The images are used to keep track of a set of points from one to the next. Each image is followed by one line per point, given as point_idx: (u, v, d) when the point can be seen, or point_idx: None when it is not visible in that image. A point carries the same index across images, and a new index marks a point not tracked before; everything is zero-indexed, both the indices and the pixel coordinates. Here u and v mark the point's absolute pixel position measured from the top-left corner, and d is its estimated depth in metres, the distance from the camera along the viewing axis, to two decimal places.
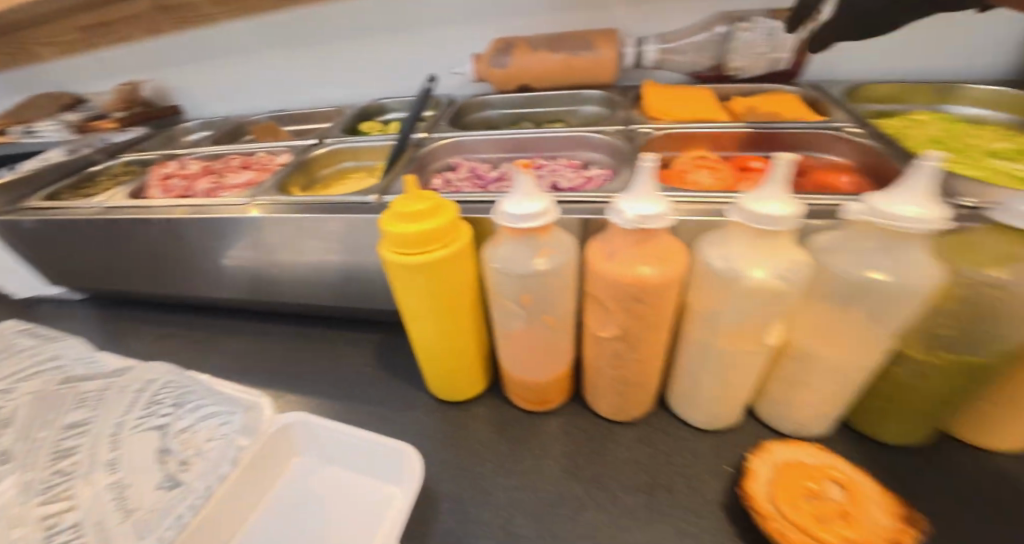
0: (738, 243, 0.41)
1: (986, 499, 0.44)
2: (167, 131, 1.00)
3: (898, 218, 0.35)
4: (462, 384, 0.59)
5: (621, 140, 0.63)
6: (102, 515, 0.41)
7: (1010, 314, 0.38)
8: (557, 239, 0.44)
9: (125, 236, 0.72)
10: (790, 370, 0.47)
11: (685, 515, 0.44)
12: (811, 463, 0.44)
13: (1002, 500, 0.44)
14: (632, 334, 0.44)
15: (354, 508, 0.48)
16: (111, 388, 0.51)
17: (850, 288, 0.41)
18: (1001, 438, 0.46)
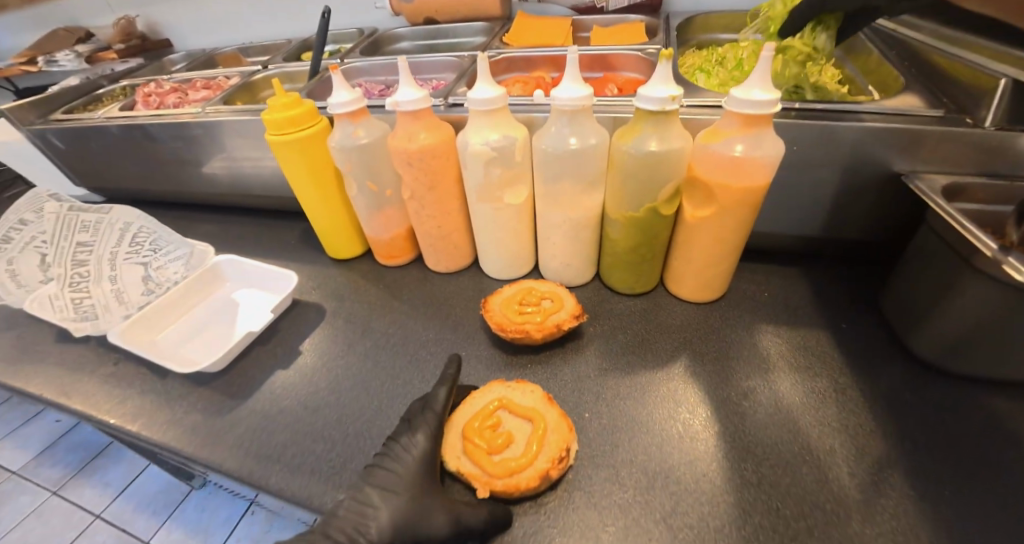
0: (475, 120, 0.57)
1: (663, 324, 0.64)
2: (156, 63, 1.28)
3: (561, 97, 0.52)
4: (345, 245, 0.83)
5: (467, 60, 0.79)
6: (107, 302, 0.75)
7: (654, 174, 0.55)
8: (369, 122, 0.65)
9: (126, 141, 1.00)
10: (543, 229, 0.66)
11: (459, 319, 0.68)
12: (541, 288, 0.64)
13: (672, 324, 0.64)
14: (421, 195, 0.65)
15: (256, 310, 0.75)
16: (104, 222, 0.78)
17: (557, 158, 0.57)
18: (689, 283, 0.65)
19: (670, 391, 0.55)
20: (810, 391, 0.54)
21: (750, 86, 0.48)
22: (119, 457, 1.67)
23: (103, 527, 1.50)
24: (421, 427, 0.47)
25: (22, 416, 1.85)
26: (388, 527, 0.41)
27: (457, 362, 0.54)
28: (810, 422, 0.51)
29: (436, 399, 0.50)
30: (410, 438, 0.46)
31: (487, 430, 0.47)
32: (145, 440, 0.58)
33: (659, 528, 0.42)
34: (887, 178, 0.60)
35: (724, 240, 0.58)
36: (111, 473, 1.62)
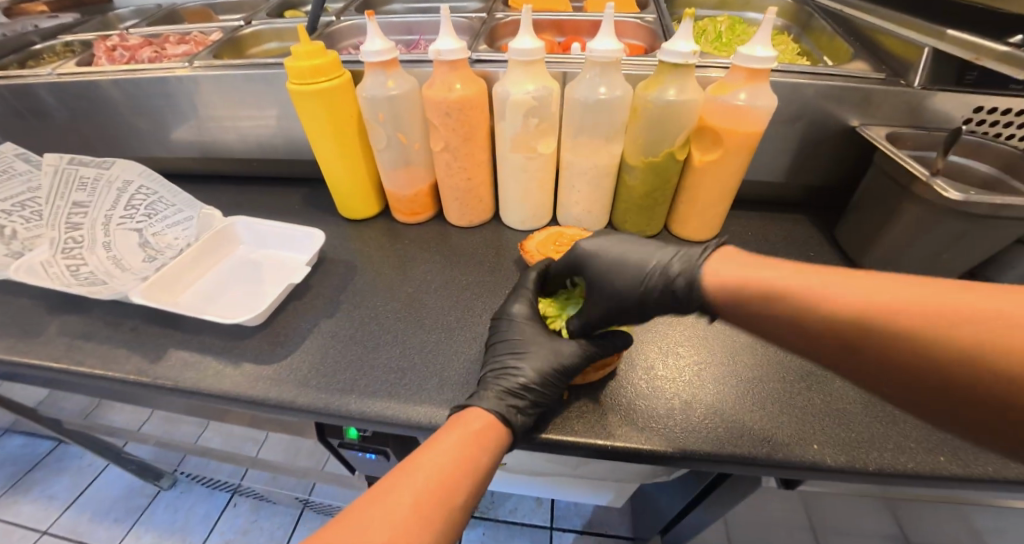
0: (514, 71, 0.62)
1: None
2: (99, 18, 1.15)
3: (597, 49, 0.59)
4: (362, 205, 0.84)
5: (478, 22, 0.83)
6: (106, 267, 0.71)
7: (674, 122, 0.64)
8: (401, 74, 0.67)
9: (90, 101, 0.92)
10: (567, 178, 0.73)
11: (491, 264, 0.73)
12: (568, 230, 0.71)
13: None
14: (453, 146, 0.69)
15: (278, 268, 0.75)
16: (100, 180, 0.74)
17: (589, 107, 0.64)
18: (693, 224, 0.75)
19: (687, 306, 0.65)
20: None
21: (755, 45, 0.57)
22: (64, 466, 1.52)
23: (55, 540, 1.37)
24: (523, 294, 0.59)
25: None
26: (535, 371, 0.50)
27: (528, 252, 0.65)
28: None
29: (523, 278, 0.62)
30: (516, 305, 0.58)
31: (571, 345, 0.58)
32: (198, 392, 0.59)
33: (700, 400, 0.53)
34: (842, 130, 0.74)
35: (727, 181, 0.68)
36: (57, 484, 1.48)
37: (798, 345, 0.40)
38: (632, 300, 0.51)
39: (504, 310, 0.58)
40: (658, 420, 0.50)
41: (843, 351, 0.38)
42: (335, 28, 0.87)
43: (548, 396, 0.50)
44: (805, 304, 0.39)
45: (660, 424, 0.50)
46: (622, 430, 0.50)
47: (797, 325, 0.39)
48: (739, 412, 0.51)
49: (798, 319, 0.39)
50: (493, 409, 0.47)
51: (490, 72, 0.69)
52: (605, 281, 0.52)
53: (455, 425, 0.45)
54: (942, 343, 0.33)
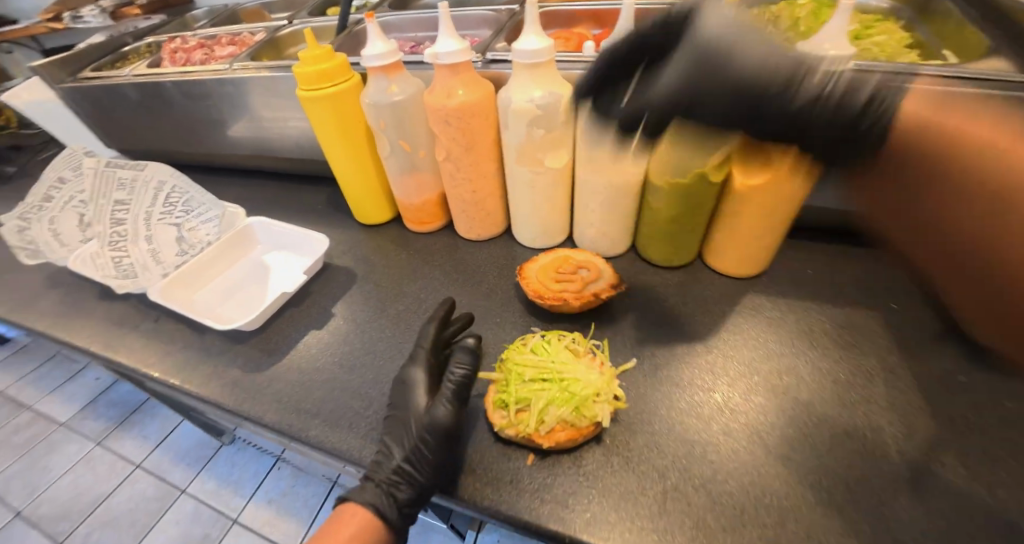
0: (519, 75, 0.54)
1: (710, 293, 0.61)
2: (179, 18, 1.23)
3: (615, 50, 0.49)
4: (374, 211, 0.81)
5: (505, 15, 0.75)
6: (144, 260, 0.76)
7: (706, 138, 0.52)
8: (405, 78, 0.62)
9: (156, 100, 0.99)
10: (582, 194, 0.64)
11: (491, 285, 0.67)
12: (576, 257, 0.62)
13: (719, 294, 0.61)
14: (456, 156, 0.63)
15: (287, 271, 0.75)
16: (138, 180, 0.78)
17: (605, 115, 0.54)
18: (734, 261, 0.61)
19: (704, 362, 0.52)
20: (869, 361, 0.50)
21: (823, 41, 0.42)
22: (158, 412, 1.64)
23: (143, 476, 1.47)
24: (416, 354, 0.50)
25: (45, 353, 1.86)
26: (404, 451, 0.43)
27: (448, 302, 0.55)
28: (856, 400, 0.46)
29: (424, 335, 0.52)
30: (406, 367, 0.49)
31: (522, 412, 0.44)
32: (190, 394, 0.60)
33: (699, 496, 0.40)
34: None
35: (775, 212, 0.54)
36: (150, 428, 1.59)
37: (920, 177, 0.37)
38: (767, 91, 0.40)
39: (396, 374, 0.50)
40: (636, 517, 0.39)
41: (965, 220, 0.35)
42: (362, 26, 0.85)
43: (422, 478, 0.42)
44: (946, 156, 0.35)
45: (635, 519, 0.39)
46: (589, 523, 0.39)
47: (947, 155, 0.35)
48: (749, 523, 0.38)
49: (927, 162, 0.36)
50: (370, 504, 0.42)
51: (500, 75, 0.61)
52: (726, 54, 0.41)
53: (337, 532, 0.40)
54: (932, 155, 0.36)
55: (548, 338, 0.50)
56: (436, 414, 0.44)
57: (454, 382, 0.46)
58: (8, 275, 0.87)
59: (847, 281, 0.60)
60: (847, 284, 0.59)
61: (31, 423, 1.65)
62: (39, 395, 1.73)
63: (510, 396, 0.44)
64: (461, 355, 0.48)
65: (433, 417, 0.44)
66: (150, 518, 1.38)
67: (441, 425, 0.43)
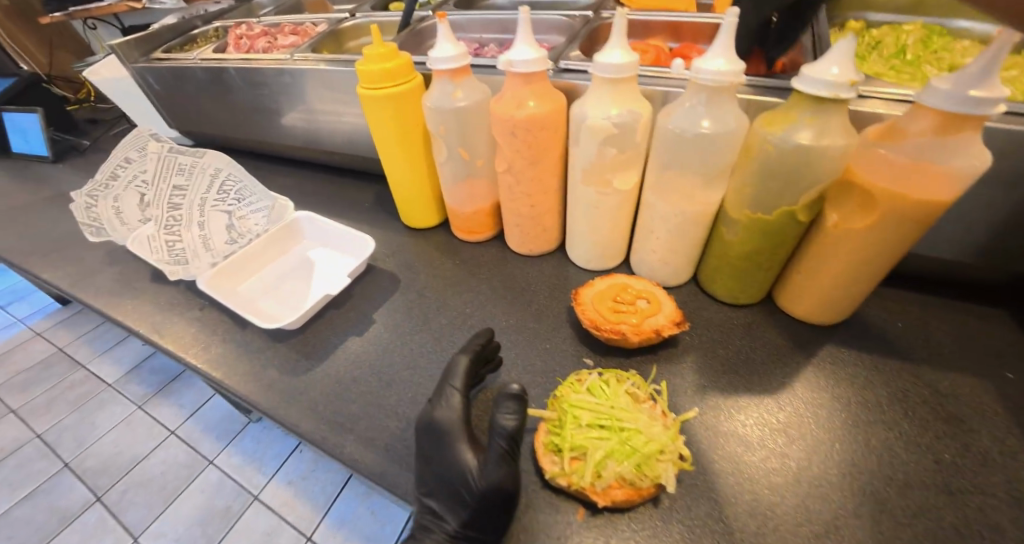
0: (597, 90, 0.50)
1: (782, 340, 0.55)
2: (246, 5, 1.25)
3: (708, 70, 0.45)
4: (422, 215, 0.79)
5: (579, 21, 0.71)
6: (195, 247, 0.76)
7: (800, 173, 0.47)
8: (471, 83, 0.59)
9: (217, 85, 1.00)
10: (647, 219, 0.59)
11: (540, 305, 0.63)
12: (635, 286, 0.58)
13: (792, 341, 0.55)
14: (517, 169, 0.59)
15: (332, 270, 0.74)
16: (197, 166, 0.79)
17: (686, 139, 0.50)
18: (812, 308, 0.55)
19: (774, 421, 0.47)
20: (977, 441, 0.43)
21: (961, 81, 0.37)
22: (193, 383, 1.69)
23: (176, 443, 1.52)
24: (448, 396, 0.46)
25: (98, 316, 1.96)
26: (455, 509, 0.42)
27: (484, 334, 0.52)
28: (963, 490, 0.40)
29: (456, 370, 0.49)
30: (437, 413, 0.45)
31: (576, 460, 0.40)
32: (229, 390, 0.59)
33: None
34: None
35: (871, 261, 0.48)
36: (185, 397, 1.65)
37: None
38: None
39: (425, 418, 0.46)
40: None
41: None
42: (426, 23, 0.82)
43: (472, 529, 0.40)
44: None
45: None
46: None
47: None
48: None
49: None
50: None
51: (572, 86, 0.58)
52: None
53: None
54: None
55: (606, 378, 0.46)
56: (493, 477, 0.41)
57: (506, 440, 0.42)
58: (72, 248, 0.90)
59: (946, 341, 0.53)
60: (946, 345, 0.52)
61: (82, 380, 1.72)
62: (91, 355, 1.82)
63: (563, 442, 0.40)
64: (507, 404, 0.43)
65: (490, 479, 0.41)
66: (181, 484, 1.41)
67: (499, 490, 0.40)
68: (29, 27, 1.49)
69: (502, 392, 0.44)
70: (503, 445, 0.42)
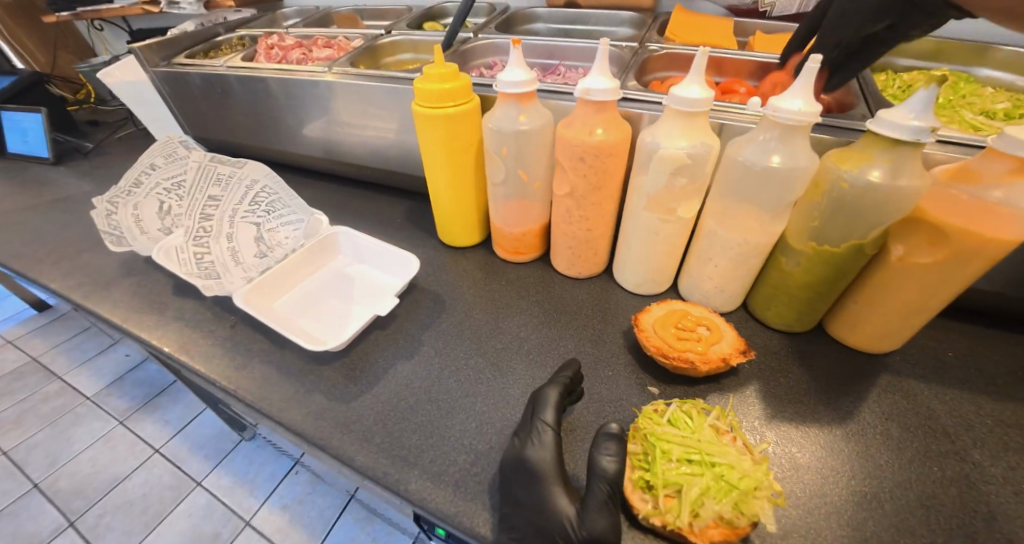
0: (670, 121, 0.51)
1: (841, 371, 0.56)
2: (269, 15, 1.24)
3: (789, 108, 0.46)
4: (464, 235, 0.78)
5: (628, 52, 0.72)
6: (224, 259, 0.73)
7: (871, 209, 0.48)
8: (536, 108, 0.59)
9: (244, 94, 0.98)
10: (705, 248, 0.60)
11: (593, 331, 0.62)
12: (695, 313, 0.58)
13: (851, 372, 0.56)
14: (577, 193, 0.59)
15: (372, 289, 0.72)
16: (234, 176, 0.77)
17: (758, 172, 0.51)
18: (867, 339, 0.56)
19: (851, 454, 0.47)
20: None
21: None
22: (181, 398, 1.61)
23: (161, 462, 1.43)
24: (540, 433, 0.46)
25: (81, 324, 1.87)
26: None
27: (573, 366, 0.52)
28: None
29: (545, 403, 0.48)
30: (530, 450, 0.44)
31: (668, 495, 0.39)
32: (272, 414, 0.56)
33: None
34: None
35: (935, 296, 0.49)
36: (172, 413, 1.56)
37: None
38: None
39: (515, 454, 0.45)
40: None
41: None
42: (471, 45, 0.83)
43: None
44: None
45: None
46: None
47: None
48: None
49: None
50: None
51: (636, 116, 0.58)
52: None
53: None
54: None
55: (686, 410, 0.46)
56: (595, 526, 0.39)
57: (608, 484, 0.40)
58: (82, 256, 0.85)
59: (999, 372, 0.54)
60: (999, 376, 0.54)
61: (58, 393, 1.62)
62: (69, 365, 1.71)
63: (656, 477, 0.40)
64: (608, 444, 0.42)
65: (591, 528, 0.39)
66: (165, 507, 1.33)
67: (603, 540, 0.39)
68: (32, 24, 1.44)
69: (601, 432, 0.43)
70: (605, 491, 0.40)
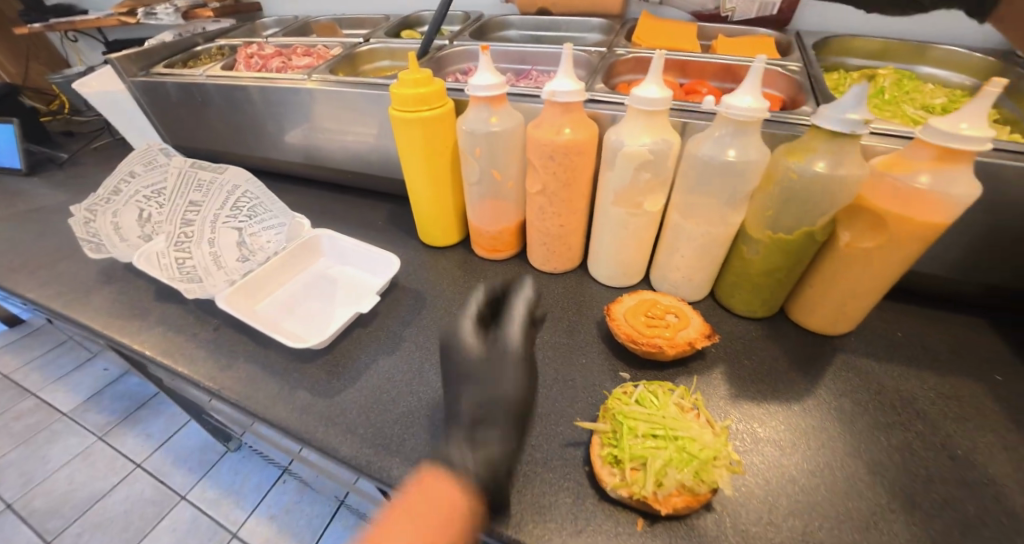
0: (632, 119, 0.54)
1: (800, 352, 0.59)
2: (248, 25, 1.25)
3: (740, 105, 0.49)
4: (443, 234, 0.80)
5: (597, 56, 0.75)
6: (206, 264, 0.74)
7: (818, 197, 0.52)
8: (507, 110, 0.62)
9: (224, 103, 0.99)
10: (672, 240, 0.63)
11: (568, 322, 0.65)
12: (664, 301, 0.61)
13: (809, 353, 0.59)
14: (548, 190, 0.62)
15: (354, 289, 0.74)
16: (214, 182, 0.78)
17: (715, 166, 0.54)
18: (824, 322, 0.60)
19: (807, 428, 0.50)
20: (981, 438, 0.48)
21: (956, 120, 0.43)
22: (162, 410, 1.58)
23: (142, 477, 1.41)
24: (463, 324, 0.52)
25: (57, 339, 1.83)
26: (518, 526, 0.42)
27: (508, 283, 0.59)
28: (980, 481, 0.45)
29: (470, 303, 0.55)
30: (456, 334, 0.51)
31: (635, 468, 0.42)
32: (255, 411, 0.58)
33: None
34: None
35: (880, 277, 0.53)
36: (153, 426, 1.54)
37: None
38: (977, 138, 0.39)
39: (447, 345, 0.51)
40: None
41: None
42: (446, 52, 0.86)
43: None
44: None
45: None
46: None
47: None
48: None
49: None
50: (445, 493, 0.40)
51: (602, 116, 0.61)
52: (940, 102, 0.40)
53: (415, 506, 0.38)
54: None
55: (652, 390, 0.48)
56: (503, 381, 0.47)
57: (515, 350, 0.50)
58: (60, 265, 0.85)
59: (941, 348, 0.58)
60: (943, 352, 0.58)
61: (33, 410, 1.58)
62: (44, 382, 1.68)
63: (623, 452, 0.42)
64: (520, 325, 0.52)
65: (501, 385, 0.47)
66: (147, 523, 1.31)
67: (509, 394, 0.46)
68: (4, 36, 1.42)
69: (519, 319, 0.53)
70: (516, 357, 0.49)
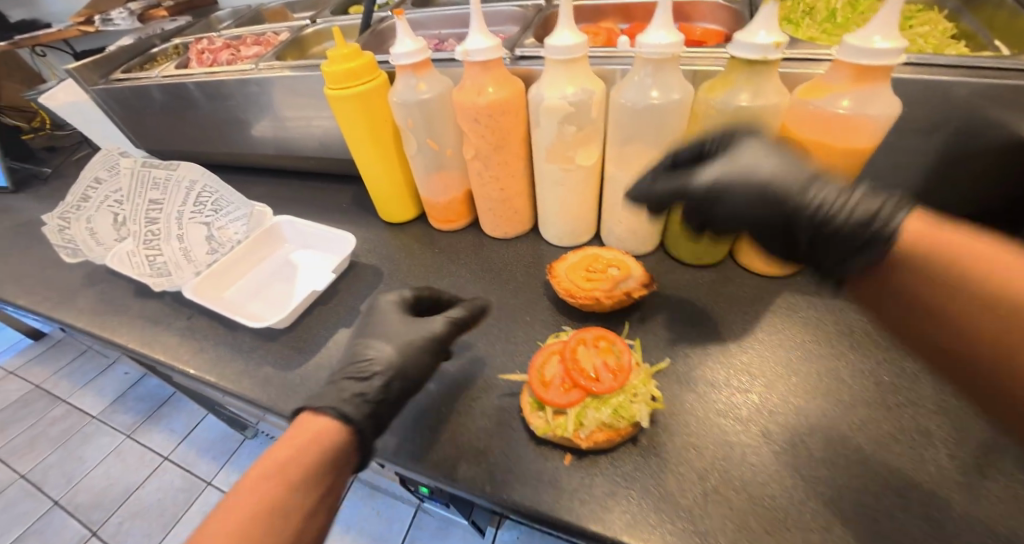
0: (552, 71, 0.53)
1: (745, 293, 0.60)
2: (203, 18, 1.25)
3: (651, 44, 0.48)
4: (400, 210, 0.82)
5: (532, 11, 0.74)
6: (178, 260, 0.77)
7: None
8: (432, 76, 0.61)
9: (182, 101, 1.00)
10: (611, 193, 0.63)
11: (518, 284, 0.66)
12: (605, 255, 0.62)
13: (751, 294, 0.59)
14: (484, 155, 0.62)
15: (316, 270, 0.76)
16: (172, 179, 0.79)
17: (639, 111, 0.53)
18: (766, 260, 0.60)
19: (740, 362, 0.51)
20: (911, 361, 0.49)
21: (870, 33, 0.41)
22: (182, 406, 1.66)
23: (169, 468, 1.49)
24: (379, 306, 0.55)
25: (78, 348, 1.92)
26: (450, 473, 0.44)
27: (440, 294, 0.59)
28: (903, 401, 0.45)
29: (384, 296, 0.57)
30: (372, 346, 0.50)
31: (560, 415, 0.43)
32: (225, 389, 0.61)
33: (741, 497, 0.40)
34: (1020, 142, 0.49)
35: None
36: (175, 421, 1.61)
37: None
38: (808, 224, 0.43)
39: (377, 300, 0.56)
40: (676, 520, 0.39)
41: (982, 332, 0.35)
42: (386, 24, 0.85)
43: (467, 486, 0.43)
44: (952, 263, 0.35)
45: (679, 520, 0.39)
46: (629, 522, 0.39)
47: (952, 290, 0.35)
48: (793, 523, 0.38)
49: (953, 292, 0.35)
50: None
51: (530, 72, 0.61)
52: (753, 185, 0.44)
53: (288, 436, 0.41)
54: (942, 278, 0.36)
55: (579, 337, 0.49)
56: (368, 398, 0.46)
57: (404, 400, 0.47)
58: (48, 274, 0.89)
59: None
60: None
61: (65, 415, 1.68)
62: (72, 389, 1.77)
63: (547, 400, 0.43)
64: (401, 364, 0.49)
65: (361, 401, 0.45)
66: (179, 509, 1.40)
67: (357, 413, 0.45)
68: None
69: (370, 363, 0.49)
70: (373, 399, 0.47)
